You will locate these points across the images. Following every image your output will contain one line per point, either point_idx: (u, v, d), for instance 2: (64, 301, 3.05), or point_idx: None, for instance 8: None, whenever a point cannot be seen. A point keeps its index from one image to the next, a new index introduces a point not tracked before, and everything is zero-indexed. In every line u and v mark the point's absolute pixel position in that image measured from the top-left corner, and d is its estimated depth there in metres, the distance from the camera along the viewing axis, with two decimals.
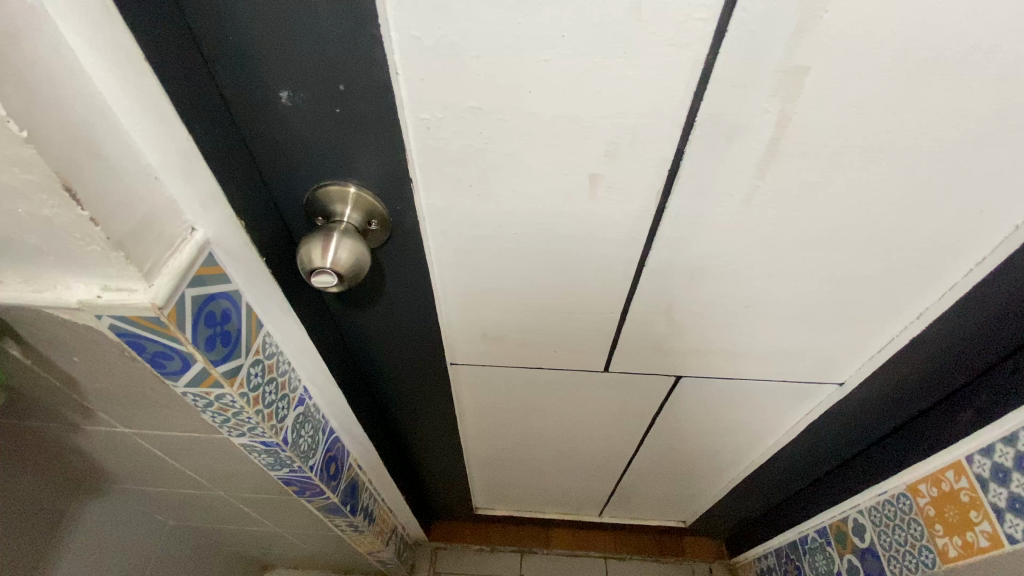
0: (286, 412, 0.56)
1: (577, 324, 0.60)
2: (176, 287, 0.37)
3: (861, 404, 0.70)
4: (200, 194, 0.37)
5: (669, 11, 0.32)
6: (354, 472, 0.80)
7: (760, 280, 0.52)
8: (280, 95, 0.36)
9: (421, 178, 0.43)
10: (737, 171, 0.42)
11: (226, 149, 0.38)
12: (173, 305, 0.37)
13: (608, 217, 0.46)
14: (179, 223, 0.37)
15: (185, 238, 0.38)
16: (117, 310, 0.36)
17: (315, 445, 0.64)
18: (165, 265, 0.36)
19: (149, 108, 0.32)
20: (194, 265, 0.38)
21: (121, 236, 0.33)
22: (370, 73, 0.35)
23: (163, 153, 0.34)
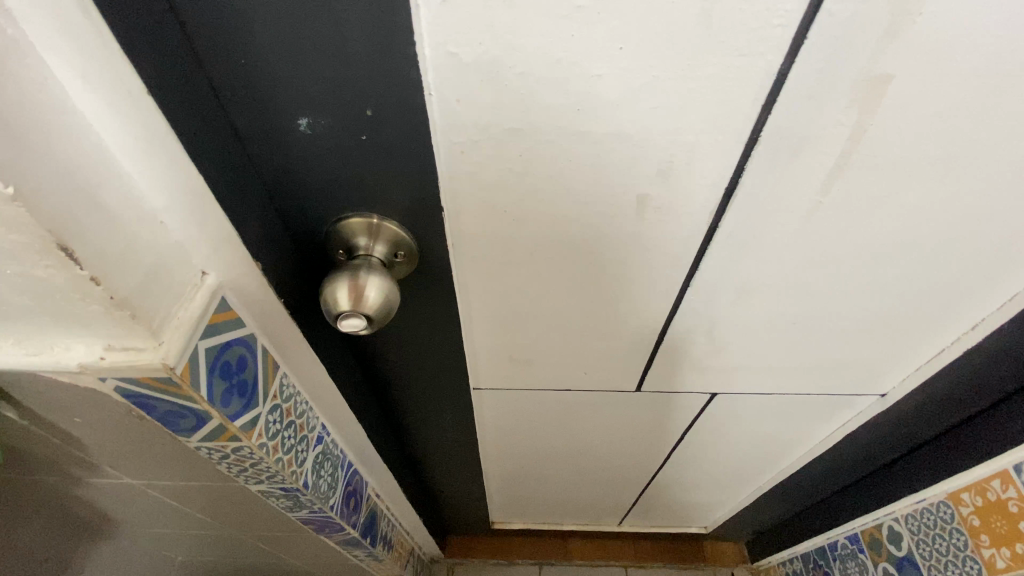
0: (305, 455, 0.52)
1: (612, 345, 0.56)
2: (188, 341, 0.32)
3: (904, 419, 0.67)
4: (211, 237, 0.33)
5: (743, 17, 0.28)
6: (373, 503, 0.76)
7: (811, 296, 0.49)
8: (298, 123, 0.32)
9: (453, 204, 0.39)
10: (799, 187, 0.38)
11: (239, 186, 0.34)
12: (187, 361, 0.33)
13: (653, 238, 0.42)
14: (188, 268, 0.33)
15: (197, 284, 0.34)
16: (124, 372, 0.31)
17: (334, 483, 0.60)
18: (176, 317, 0.32)
19: (153, 148, 0.28)
20: (208, 313, 0.34)
21: (125, 293, 0.29)
22: (402, 95, 0.31)
23: (167, 196, 0.30)
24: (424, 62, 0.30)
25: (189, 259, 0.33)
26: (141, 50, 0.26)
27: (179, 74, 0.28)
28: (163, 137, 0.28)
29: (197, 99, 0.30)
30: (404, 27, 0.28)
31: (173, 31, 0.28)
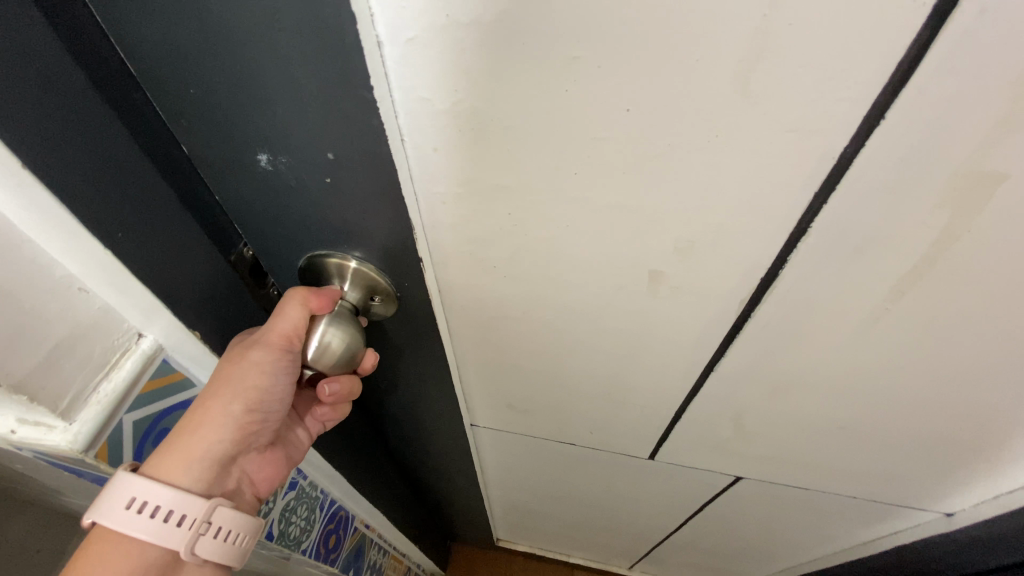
0: (272, 505, 0.50)
1: (622, 412, 0.50)
2: (103, 420, 0.31)
3: (977, 557, 0.55)
4: (139, 305, 0.30)
5: (793, 87, 0.21)
6: (359, 535, 0.75)
7: (866, 404, 0.40)
8: (258, 157, 0.29)
9: (434, 255, 0.34)
10: (856, 287, 0.30)
11: (173, 237, 0.30)
12: (102, 441, 0.32)
13: (670, 318, 0.36)
14: (115, 337, 0.31)
15: (129, 349, 0.32)
16: (35, 445, 0.30)
17: (309, 524, 0.58)
18: (93, 392, 0.30)
19: (46, 222, 0.24)
20: (136, 383, 0.32)
21: (22, 379, 0.26)
22: (365, 142, 0.27)
23: (82, 263, 0.27)
24: (388, 105, 0.25)
25: (121, 323, 0.31)
26: (21, 117, 0.22)
27: (88, 133, 0.25)
28: (53, 210, 0.24)
29: (115, 155, 0.26)
30: (357, 67, 0.23)
31: (84, 86, 0.24)
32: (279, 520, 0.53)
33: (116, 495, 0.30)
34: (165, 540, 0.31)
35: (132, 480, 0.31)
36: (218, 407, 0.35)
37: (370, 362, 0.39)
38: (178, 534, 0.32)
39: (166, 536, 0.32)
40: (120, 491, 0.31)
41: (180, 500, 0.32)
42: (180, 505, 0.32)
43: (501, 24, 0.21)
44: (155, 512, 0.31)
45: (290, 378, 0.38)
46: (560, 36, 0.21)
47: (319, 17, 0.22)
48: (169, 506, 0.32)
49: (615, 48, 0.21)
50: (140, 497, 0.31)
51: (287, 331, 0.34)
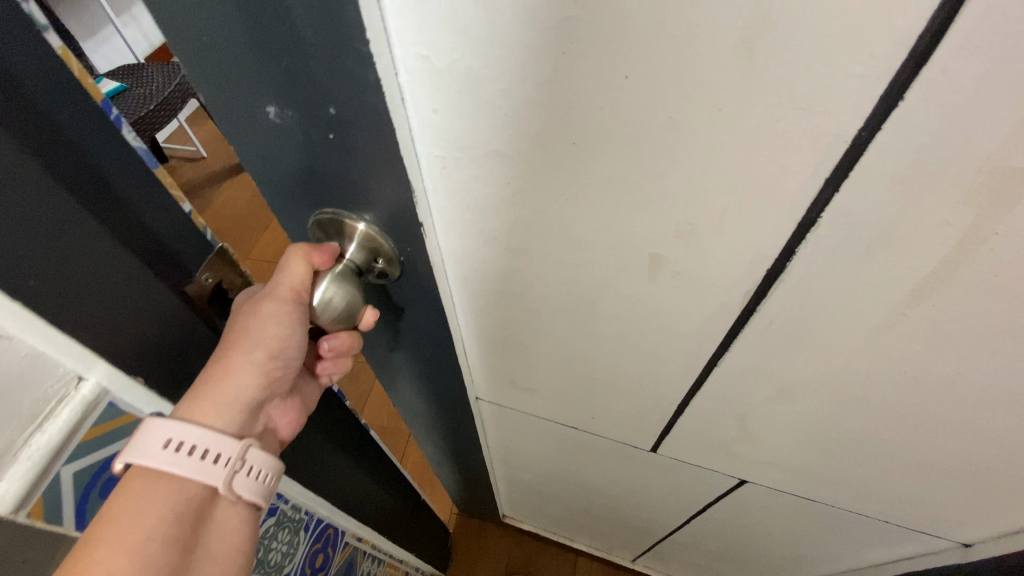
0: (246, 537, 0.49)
1: (624, 400, 0.49)
2: (36, 478, 0.29)
3: None
4: (65, 347, 0.29)
5: (800, 58, 0.20)
6: (350, 549, 0.75)
7: (879, 417, 0.38)
8: (267, 109, 0.30)
9: (437, 219, 0.35)
10: (870, 288, 0.28)
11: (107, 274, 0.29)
12: (39, 496, 0.29)
13: (671, 306, 0.35)
14: (48, 383, 0.29)
15: (67, 396, 0.30)
16: None
17: (291, 547, 0.58)
18: (22, 447, 0.28)
19: None
20: (74, 433, 0.30)
21: None
22: (363, 99, 0.27)
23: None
24: (388, 60, 0.25)
25: (55, 368, 0.29)
26: None
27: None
28: None
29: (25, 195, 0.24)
30: (354, 23, 0.23)
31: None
32: (258, 546, 0.53)
33: (149, 439, 0.32)
34: (205, 475, 0.35)
35: (165, 423, 0.33)
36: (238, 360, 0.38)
37: (371, 319, 0.39)
38: (213, 470, 0.35)
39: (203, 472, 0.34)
40: (155, 433, 0.33)
41: (215, 440, 0.35)
42: (214, 444, 0.35)
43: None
44: (191, 450, 0.34)
45: (303, 328, 0.40)
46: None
47: None
48: (203, 445, 0.34)
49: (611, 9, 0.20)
50: (176, 438, 0.33)
51: (295, 281, 0.37)
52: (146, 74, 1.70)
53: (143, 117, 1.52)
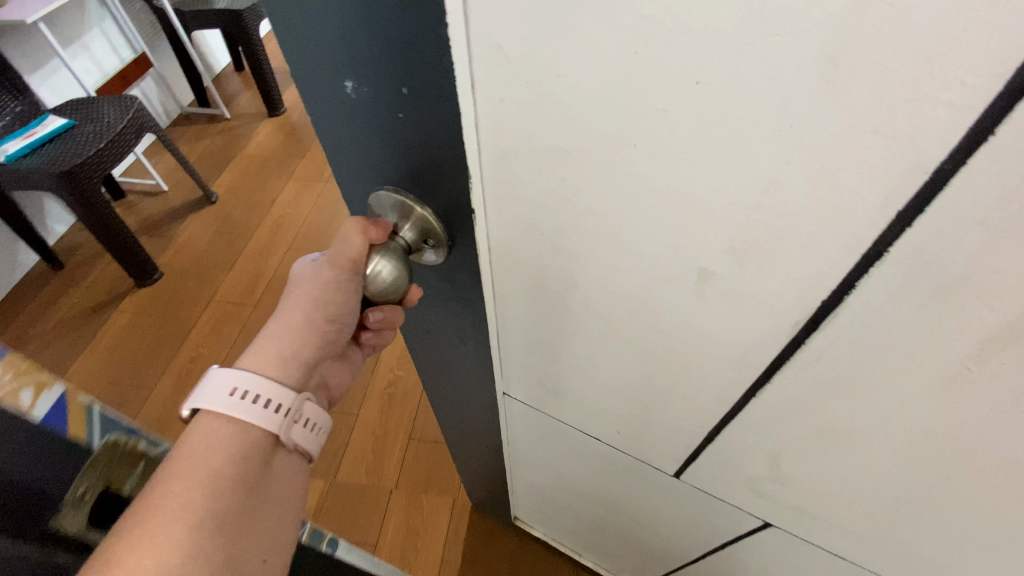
0: None
1: (652, 418, 0.48)
2: None
3: None
4: None
5: (883, 79, 0.19)
6: None
7: (926, 478, 0.35)
8: (345, 83, 0.31)
9: (488, 210, 0.35)
10: (933, 337, 0.26)
11: None
12: None
13: (715, 325, 0.34)
14: None
15: None
16: None
17: None
18: None
19: None
20: None
21: None
22: (437, 80, 0.28)
23: None
24: (464, 49, 0.26)
25: None
26: None
27: None
28: None
29: None
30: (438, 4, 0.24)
31: None
32: None
33: (217, 387, 0.37)
34: (264, 420, 0.38)
35: (233, 374, 0.38)
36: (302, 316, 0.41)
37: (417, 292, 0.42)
38: (272, 416, 0.39)
39: (263, 417, 0.38)
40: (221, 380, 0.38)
41: (274, 390, 0.39)
42: (272, 393, 0.39)
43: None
44: (251, 397, 0.38)
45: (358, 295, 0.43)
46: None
47: None
48: (263, 393, 0.38)
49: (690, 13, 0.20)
50: (240, 387, 0.38)
51: (350, 251, 0.39)
52: (98, 106, 1.49)
53: (93, 156, 1.35)
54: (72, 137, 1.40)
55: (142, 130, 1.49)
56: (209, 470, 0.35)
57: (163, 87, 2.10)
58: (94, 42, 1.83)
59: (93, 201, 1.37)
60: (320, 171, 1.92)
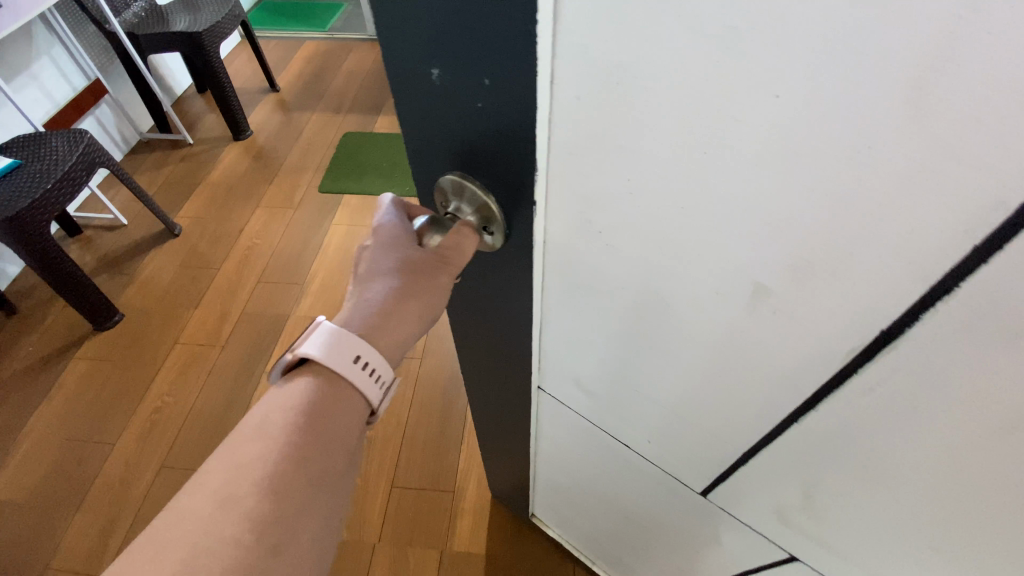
0: None
1: (686, 431, 0.48)
2: None
3: None
4: None
5: (971, 110, 0.18)
6: None
7: (969, 533, 0.33)
8: (430, 71, 0.33)
9: (549, 205, 0.36)
10: (994, 383, 0.25)
11: None
12: None
13: (762, 344, 0.33)
14: None
15: None
16: None
17: None
18: None
19: None
20: None
21: None
22: (518, 75, 0.29)
23: None
24: (548, 46, 0.27)
25: None
26: None
27: None
28: None
29: None
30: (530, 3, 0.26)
31: None
32: None
33: (346, 350, 0.40)
34: (368, 390, 0.42)
35: (354, 342, 0.41)
36: (400, 306, 0.43)
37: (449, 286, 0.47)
38: (373, 388, 0.42)
39: (369, 387, 0.42)
40: (349, 343, 0.41)
41: (382, 364, 0.42)
42: (379, 366, 0.42)
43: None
44: (366, 367, 0.41)
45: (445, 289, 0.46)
46: (724, 6, 0.21)
47: None
48: (375, 365, 0.42)
49: (779, 27, 0.20)
50: (363, 356, 0.41)
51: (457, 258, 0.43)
52: (48, 141, 1.35)
53: (42, 198, 1.24)
54: (12, 181, 1.26)
55: (93, 168, 1.38)
56: (334, 427, 0.40)
57: (121, 115, 1.95)
58: (43, 71, 1.68)
59: (42, 246, 1.25)
60: (292, 196, 1.78)
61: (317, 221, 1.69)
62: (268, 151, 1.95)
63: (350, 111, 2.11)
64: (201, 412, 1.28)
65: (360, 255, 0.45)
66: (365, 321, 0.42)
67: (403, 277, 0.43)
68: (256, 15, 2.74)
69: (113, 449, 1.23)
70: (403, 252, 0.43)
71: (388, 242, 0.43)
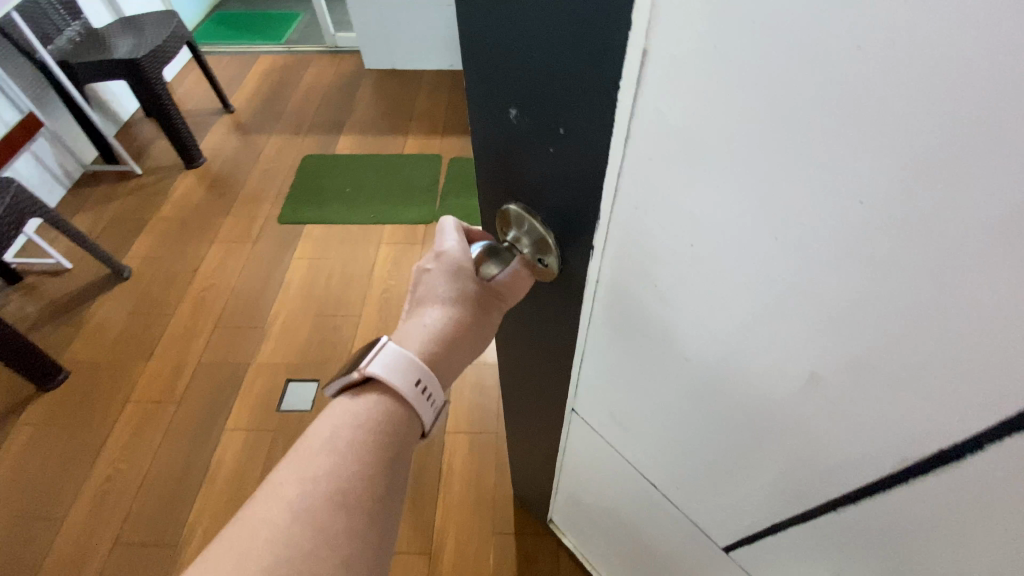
0: None
1: (717, 487, 0.47)
2: None
3: None
4: None
5: None
6: None
7: None
8: (507, 111, 0.34)
9: (609, 251, 0.36)
10: None
11: None
12: None
13: (815, 420, 0.33)
14: None
15: None
16: None
17: None
18: None
19: None
20: None
21: None
22: (596, 132, 0.30)
23: None
24: (627, 107, 0.27)
25: None
26: None
27: None
28: None
29: None
30: (615, 64, 0.26)
31: None
32: None
33: (408, 367, 0.40)
34: (421, 411, 0.41)
35: (414, 361, 0.41)
36: (459, 333, 0.43)
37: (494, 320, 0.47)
38: (425, 409, 0.42)
39: (421, 408, 0.41)
40: (409, 360, 0.40)
41: (437, 385, 0.42)
42: (434, 388, 0.42)
43: (758, 69, 0.22)
44: (422, 387, 0.41)
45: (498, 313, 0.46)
46: (822, 100, 0.21)
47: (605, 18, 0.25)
48: (430, 386, 0.41)
49: (868, 127, 0.20)
50: (422, 378, 0.41)
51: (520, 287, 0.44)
52: None
53: None
54: None
55: (19, 219, 1.36)
56: (391, 443, 0.40)
57: (60, 146, 1.96)
58: None
59: None
60: (251, 231, 1.84)
61: (277, 254, 1.76)
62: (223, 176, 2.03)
63: (309, 132, 2.20)
64: (156, 476, 1.30)
65: (419, 277, 0.45)
66: (423, 344, 0.42)
67: (461, 303, 0.43)
68: (238, 34, 2.81)
69: (61, 528, 1.23)
70: (463, 282, 0.43)
71: (449, 270, 0.43)
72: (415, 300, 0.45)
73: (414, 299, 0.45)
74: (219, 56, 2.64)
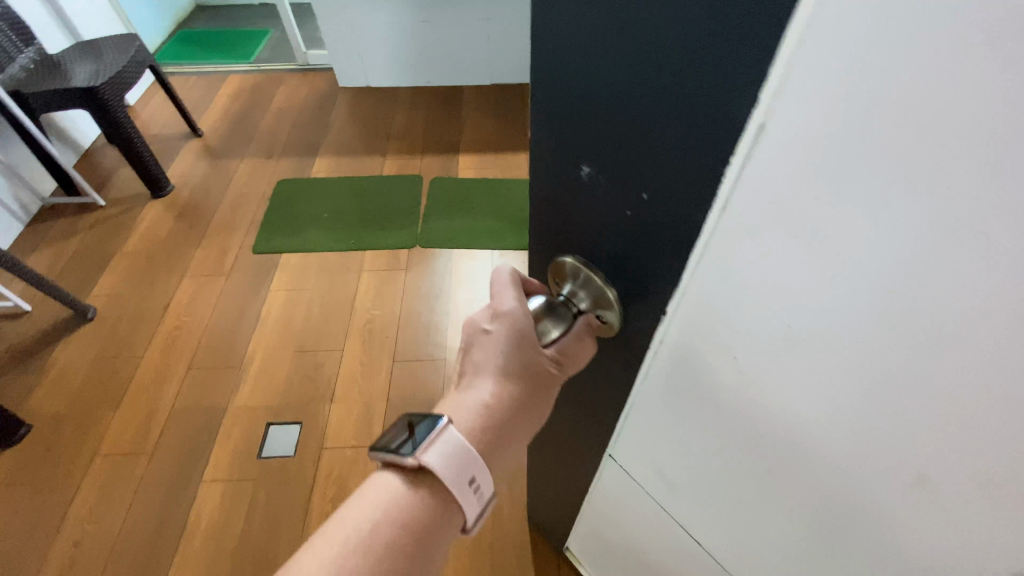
0: None
1: (773, 556, 0.44)
2: None
3: None
4: None
5: None
6: None
7: None
8: (580, 166, 0.33)
9: (683, 318, 0.35)
10: None
11: None
12: None
13: (908, 516, 0.30)
14: None
15: None
16: None
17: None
18: None
19: None
20: None
21: None
22: (685, 206, 0.28)
23: None
24: (733, 180, 0.26)
25: None
26: None
27: None
28: None
29: None
30: (725, 146, 0.25)
31: None
32: None
33: (460, 458, 0.35)
34: (468, 509, 0.36)
35: (466, 451, 0.35)
36: (509, 412, 0.39)
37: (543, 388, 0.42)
38: (473, 506, 0.36)
39: (468, 505, 0.36)
40: (460, 450, 0.35)
41: (487, 479, 0.37)
42: (484, 482, 0.37)
43: (866, 145, 0.21)
44: (473, 483, 0.36)
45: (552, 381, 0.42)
46: (968, 214, 0.19)
47: (719, 101, 0.23)
48: (480, 481, 0.36)
49: (1005, 243, 0.19)
50: (474, 474, 0.36)
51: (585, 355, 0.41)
52: None
53: None
54: None
55: None
56: (431, 538, 0.36)
57: (17, 179, 1.84)
58: None
59: None
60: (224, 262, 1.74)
61: (256, 284, 1.68)
62: (191, 205, 1.93)
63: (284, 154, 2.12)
64: (127, 540, 1.19)
65: (474, 337, 0.40)
66: (474, 423, 0.37)
67: (518, 375, 0.39)
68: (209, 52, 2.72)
69: None
70: (524, 349, 0.38)
71: (511, 335, 0.38)
72: (468, 364, 0.40)
73: (467, 360, 0.40)
74: (189, 75, 2.54)
